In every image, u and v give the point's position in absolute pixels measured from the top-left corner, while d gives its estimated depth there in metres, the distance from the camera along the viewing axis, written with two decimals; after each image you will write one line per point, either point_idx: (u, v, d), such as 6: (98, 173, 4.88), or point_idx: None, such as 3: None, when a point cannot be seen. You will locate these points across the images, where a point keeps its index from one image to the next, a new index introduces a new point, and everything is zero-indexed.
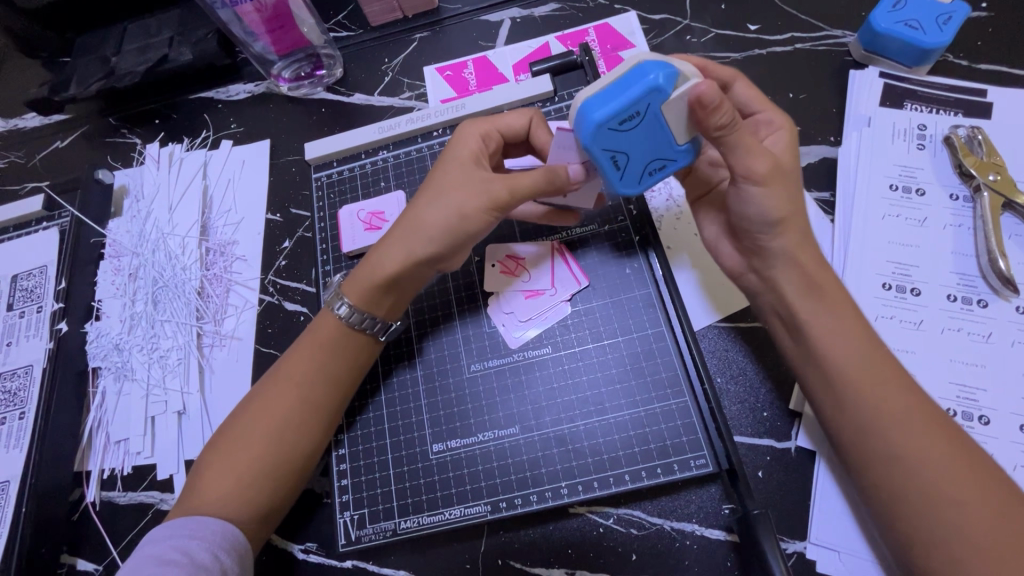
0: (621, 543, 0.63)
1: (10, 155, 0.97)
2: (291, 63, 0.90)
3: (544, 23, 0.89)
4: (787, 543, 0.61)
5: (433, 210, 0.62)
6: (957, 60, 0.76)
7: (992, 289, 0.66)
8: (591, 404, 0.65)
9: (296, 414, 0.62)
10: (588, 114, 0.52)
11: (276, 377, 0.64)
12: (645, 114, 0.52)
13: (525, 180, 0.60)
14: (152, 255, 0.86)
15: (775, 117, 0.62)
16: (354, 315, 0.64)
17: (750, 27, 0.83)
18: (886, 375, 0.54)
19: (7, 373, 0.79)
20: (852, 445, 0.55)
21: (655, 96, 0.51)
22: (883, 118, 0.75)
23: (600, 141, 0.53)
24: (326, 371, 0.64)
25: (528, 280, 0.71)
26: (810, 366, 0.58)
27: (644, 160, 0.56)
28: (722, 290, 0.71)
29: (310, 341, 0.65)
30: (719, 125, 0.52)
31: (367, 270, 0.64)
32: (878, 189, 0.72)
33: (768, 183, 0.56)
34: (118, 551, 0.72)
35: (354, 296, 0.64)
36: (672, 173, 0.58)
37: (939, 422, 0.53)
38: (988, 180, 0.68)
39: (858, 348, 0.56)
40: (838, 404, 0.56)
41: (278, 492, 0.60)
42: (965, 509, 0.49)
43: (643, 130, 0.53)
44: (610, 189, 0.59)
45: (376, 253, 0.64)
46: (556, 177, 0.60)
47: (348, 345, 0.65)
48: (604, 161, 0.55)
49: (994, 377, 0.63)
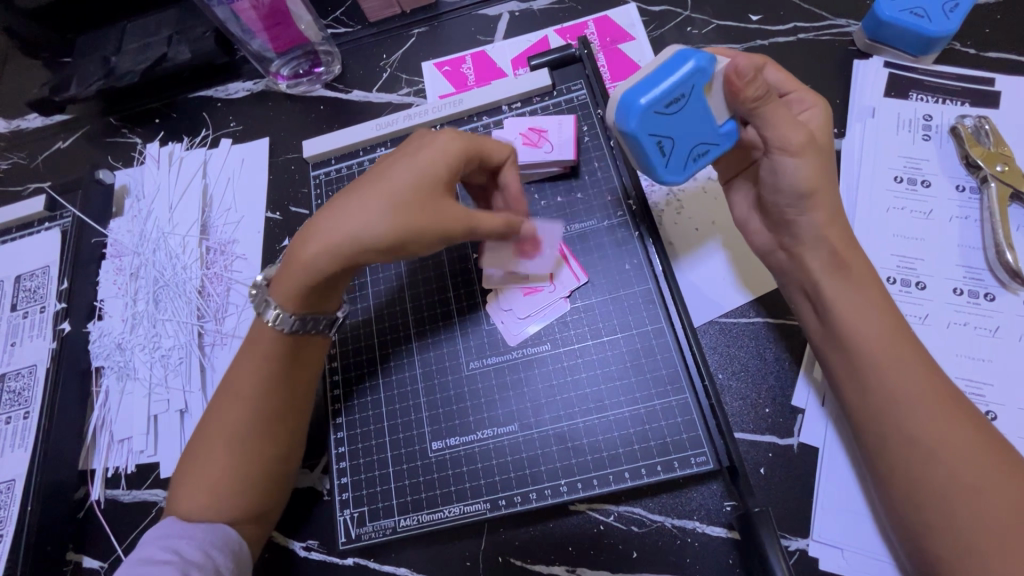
0: (621, 540, 0.63)
1: (13, 156, 0.98)
2: (290, 60, 0.89)
3: (543, 16, 0.88)
4: (788, 540, 0.60)
5: (365, 219, 0.57)
6: (964, 48, 0.75)
7: (999, 282, 0.65)
8: (591, 401, 0.65)
9: (249, 430, 0.60)
10: (635, 100, 0.53)
11: (227, 393, 0.62)
12: (687, 97, 0.55)
13: (444, 167, 0.58)
14: (153, 255, 0.86)
15: (805, 97, 0.62)
16: (286, 320, 0.61)
17: (752, 18, 0.81)
18: (907, 361, 0.54)
19: (12, 373, 0.79)
20: (864, 432, 0.55)
21: (697, 76, 0.54)
22: (887, 109, 0.73)
23: (648, 126, 0.54)
24: (269, 380, 0.61)
25: (527, 277, 0.70)
26: (833, 351, 0.58)
27: (688, 144, 0.58)
28: (750, 272, 0.70)
29: (252, 350, 0.62)
30: (755, 97, 0.54)
31: (298, 270, 0.59)
32: (882, 180, 0.70)
33: (800, 154, 0.57)
34: (123, 548, 0.72)
35: (285, 298, 0.60)
36: (711, 156, 0.60)
37: (959, 411, 0.52)
38: (996, 170, 0.67)
39: (883, 331, 0.55)
40: (859, 392, 0.55)
41: (255, 498, 0.60)
42: (974, 498, 0.48)
43: (685, 113, 0.56)
44: (653, 179, 0.60)
45: (306, 244, 0.58)
46: (469, 155, 0.60)
47: (292, 353, 0.62)
48: (651, 147, 0.56)
49: (1001, 371, 0.62)
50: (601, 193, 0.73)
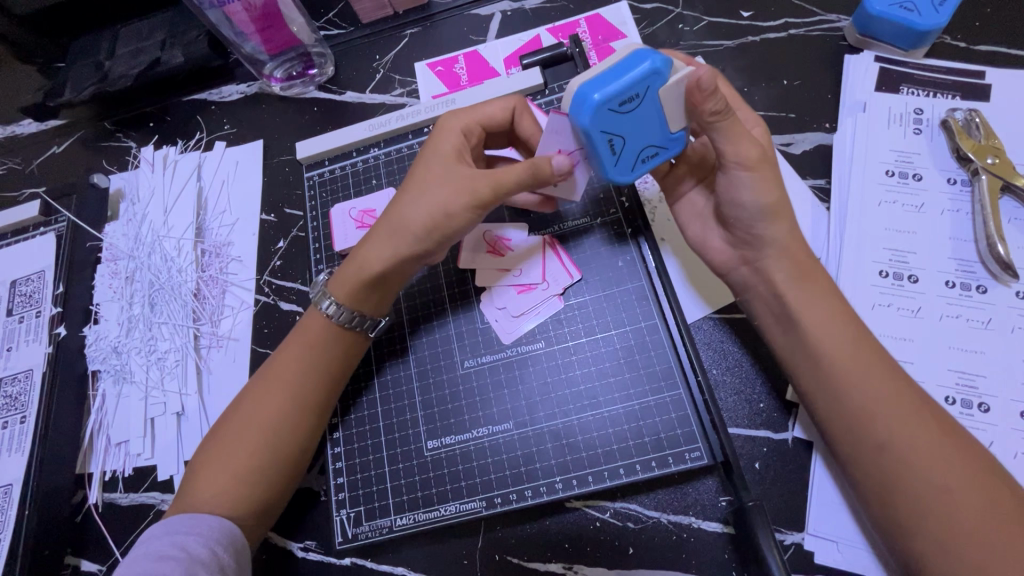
0: (617, 536, 0.63)
1: (8, 162, 0.98)
2: (283, 62, 0.90)
3: (535, 16, 0.89)
4: (784, 534, 0.60)
5: (416, 208, 0.61)
6: (955, 42, 0.75)
7: (991, 274, 0.65)
8: (585, 398, 0.65)
9: (291, 414, 0.62)
10: (589, 95, 0.52)
11: (267, 377, 0.64)
12: (642, 98, 0.53)
13: (504, 175, 0.59)
14: (148, 258, 0.86)
15: (750, 116, 0.64)
16: (341, 313, 0.64)
17: (743, 14, 0.81)
18: (872, 365, 0.54)
19: (9, 378, 0.79)
20: (836, 440, 0.55)
21: (653, 79, 0.52)
22: (878, 103, 0.73)
23: (601, 123, 0.53)
24: (316, 369, 0.64)
25: (520, 274, 0.71)
26: (801, 358, 0.58)
27: (639, 144, 0.57)
28: (707, 283, 0.70)
29: (300, 339, 0.65)
30: (713, 110, 0.54)
31: (356, 266, 0.64)
32: (874, 174, 0.71)
33: (755, 168, 0.58)
34: (121, 552, 0.73)
35: (340, 293, 0.64)
36: (660, 160, 0.59)
37: (926, 410, 0.52)
38: (986, 163, 0.67)
39: (845, 341, 0.56)
40: (828, 397, 0.55)
41: (277, 486, 0.61)
42: (949, 499, 0.48)
43: (639, 113, 0.54)
44: (602, 176, 0.59)
45: (363, 246, 0.64)
46: (540, 170, 0.58)
47: (339, 346, 0.65)
48: (601, 144, 0.55)
49: (993, 363, 0.62)
50: (594, 191, 0.73)
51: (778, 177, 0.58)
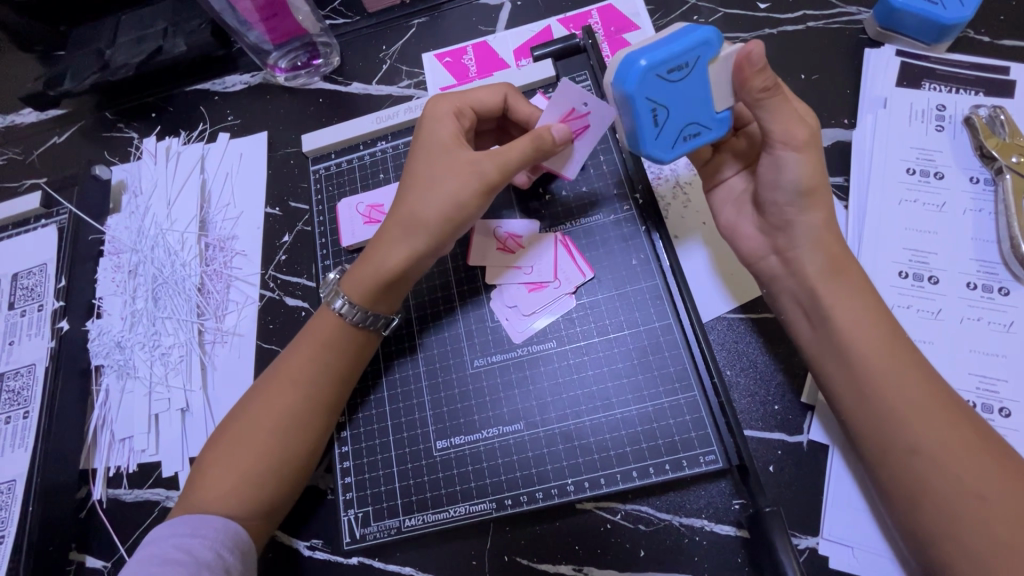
0: (629, 539, 0.62)
1: (9, 152, 0.96)
2: (288, 53, 0.88)
3: (546, 6, 0.87)
4: (798, 538, 0.59)
5: (424, 200, 0.60)
6: (978, 36, 0.73)
7: (1014, 276, 0.63)
8: (598, 398, 0.64)
9: (299, 411, 0.61)
10: (638, 59, 0.51)
11: (273, 376, 0.62)
12: (692, 68, 0.53)
13: (512, 151, 0.58)
14: (151, 252, 0.85)
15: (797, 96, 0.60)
16: (354, 312, 0.63)
17: (760, 6, 0.79)
18: (902, 366, 0.53)
19: (11, 372, 0.78)
20: (863, 442, 0.54)
21: (704, 49, 0.52)
22: (900, 99, 0.72)
23: (645, 89, 0.52)
24: (329, 368, 0.63)
25: (531, 272, 0.70)
26: (829, 360, 0.57)
27: (681, 120, 0.56)
28: (733, 276, 0.69)
29: (309, 339, 0.64)
30: (763, 87, 0.53)
31: (368, 265, 0.62)
32: (894, 172, 0.69)
33: (803, 149, 0.56)
34: (125, 548, 0.72)
35: (352, 292, 0.63)
36: (703, 142, 0.58)
37: (958, 417, 0.51)
38: (1010, 161, 0.66)
39: (873, 341, 0.54)
40: (856, 403, 0.54)
41: (286, 485, 0.60)
42: (976, 505, 0.47)
43: (687, 84, 0.53)
44: (641, 152, 0.57)
45: (373, 245, 0.63)
46: (544, 138, 0.58)
47: (343, 340, 0.63)
48: (643, 113, 0.54)
49: (1015, 367, 0.60)
50: (606, 186, 0.71)
51: (804, 174, 0.56)
